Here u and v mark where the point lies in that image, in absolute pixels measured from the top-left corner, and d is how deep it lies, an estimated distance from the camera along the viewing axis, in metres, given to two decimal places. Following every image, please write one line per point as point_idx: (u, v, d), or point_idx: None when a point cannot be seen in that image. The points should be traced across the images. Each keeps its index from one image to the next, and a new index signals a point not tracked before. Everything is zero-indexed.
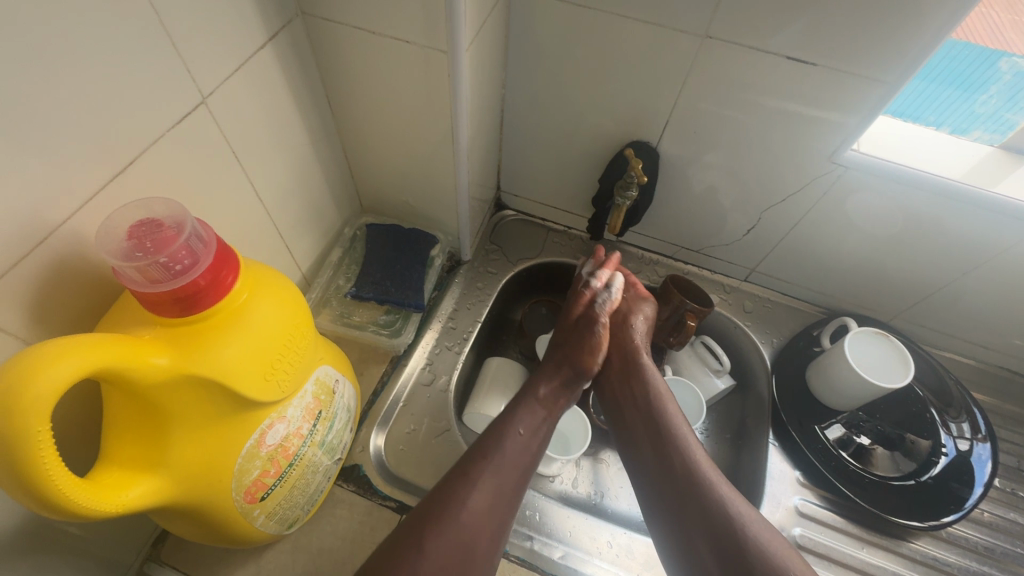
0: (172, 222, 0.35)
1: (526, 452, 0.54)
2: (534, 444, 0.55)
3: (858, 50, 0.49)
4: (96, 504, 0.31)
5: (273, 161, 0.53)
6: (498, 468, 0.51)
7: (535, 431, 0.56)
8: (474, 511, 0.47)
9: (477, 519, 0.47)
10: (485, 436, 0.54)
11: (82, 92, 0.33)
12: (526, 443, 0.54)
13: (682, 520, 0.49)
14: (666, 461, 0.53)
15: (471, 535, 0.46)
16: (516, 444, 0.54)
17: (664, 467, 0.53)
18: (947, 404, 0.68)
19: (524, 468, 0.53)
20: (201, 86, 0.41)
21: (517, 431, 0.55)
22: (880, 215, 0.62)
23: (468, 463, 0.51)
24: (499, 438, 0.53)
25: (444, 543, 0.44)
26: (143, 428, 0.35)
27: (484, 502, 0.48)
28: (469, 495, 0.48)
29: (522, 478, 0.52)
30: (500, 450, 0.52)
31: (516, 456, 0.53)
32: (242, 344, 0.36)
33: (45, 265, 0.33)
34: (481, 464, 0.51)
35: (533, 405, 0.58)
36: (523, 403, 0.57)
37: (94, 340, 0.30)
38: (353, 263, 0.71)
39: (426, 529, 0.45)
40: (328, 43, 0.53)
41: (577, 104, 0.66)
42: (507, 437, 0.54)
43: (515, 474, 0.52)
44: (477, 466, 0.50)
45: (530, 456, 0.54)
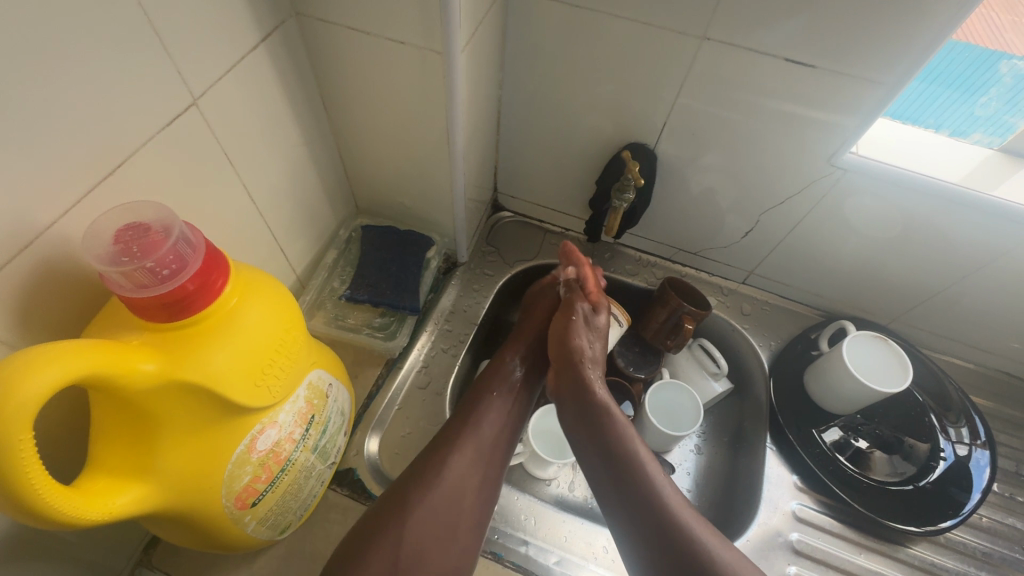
0: (161, 225, 0.34)
1: (505, 419, 0.57)
2: (509, 413, 0.57)
3: (858, 52, 0.49)
4: (81, 512, 0.31)
5: (267, 162, 0.52)
6: (475, 435, 0.54)
7: (507, 398, 0.58)
8: (457, 474, 0.51)
9: (460, 483, 0.51)
10: (468, 402, 0.57)
11: (70, 94, 0.32)
12: (507, 411, 0.57)
13: (630, 509, 0.48)
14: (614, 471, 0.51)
15: (453, 496, 0.50)
16: (490, 411, 0.56)
17: (613, 474, 0.50)
18: (946, 409, 0.68)
19: (497, 439, 0.55)
20: (193, 87, 0.41)
21: (494, 398, 0.57)
22: (879, 219, 0.62)
23: (452, 429, 0.54)
24: (479, 405, 0.56)
25: (431, 503, 0.49)
26: (130, 435, 0.34)
27: (466, 466, 0.52)
28: (453, 457, 0.52)
29: (496, 444, 0.54)
30: (482, 416, 0.55)
31: (495, 419, 0.56)
32: (231, 349, 0.36)
33: (31, 269, 0.33)
34: (462, 430, 0.54)
35: (505, 383, 0.59)
36: (496, 380, 0.59)
37: (81, 347, 0.29)
38: (348, 265, 0.71)
39: (413, 489, 0.49)
40: (322, 44, 0.52)
41: (575, 106, 0.66)
42: (485, 404, 0.56)
43: (497, 441, 0.55)
44: (459, 432, 0.54)
45: (505, 424, 0.56)
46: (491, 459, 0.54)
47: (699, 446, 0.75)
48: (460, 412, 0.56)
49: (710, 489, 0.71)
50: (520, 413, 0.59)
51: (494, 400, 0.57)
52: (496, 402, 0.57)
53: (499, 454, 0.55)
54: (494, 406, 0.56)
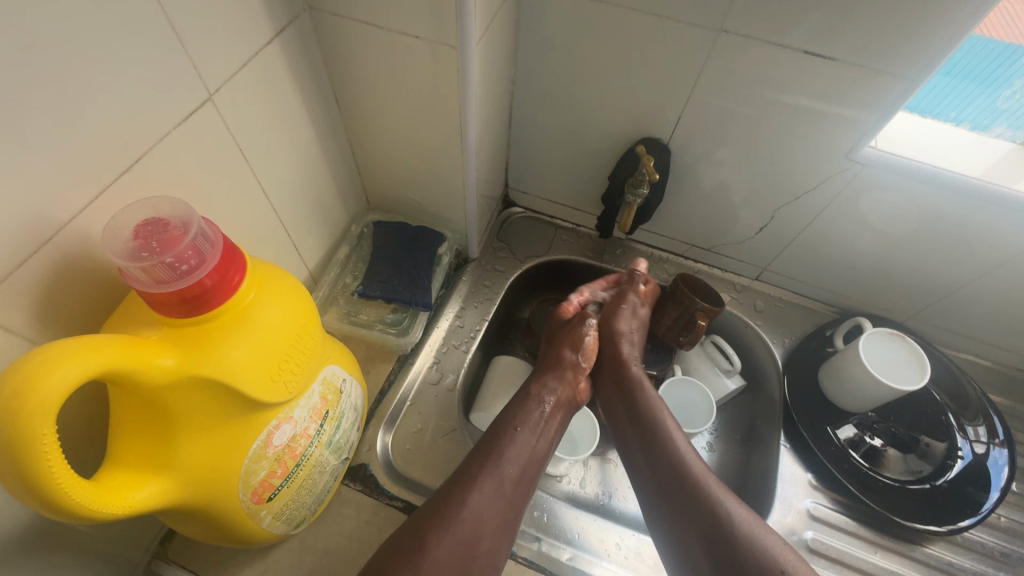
0: (178, 220, 0.34)
1: (530, 454, 0.53)
2: (534, 442, 0.54)
3: (879, 44, 0.48)
4: (101, 506, 0.31)
5: (280, 158, 0.52)
6: (497, 473, 0.50)
7: (536, 431, 0.55)
8: (477, 515, 0.47)
9: (484, 523, 0.47)
10: (487, 437, 0.54)
11: (87, 89, 0.32)
12: (532, 445, 0.54)
13: (681, 522, 0.47)
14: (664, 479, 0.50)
15: (476, 537, 0.46)
16: (517, 445, 0.53)
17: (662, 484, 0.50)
18: (963, 407, 0.67)
19: (520, 477, 0.51)
20: (208, 82, 0.40)
21: (515, 428, 0.54)
22: (897, 214, 0.61)
23: (470, 466, 0.50)
24: (502, 440, 0.53)
25: (450, 546, 0.44)
26: (149, 430, 0.34)
27: (488, 505, 0.48)
28: (472, 496, 0.48)
29: (522, 477, 0.51)
30: (505, 451, 0.52)
31: (518, 455, 0.52)
32: (248, 344, 0.36)
33: (51, 264, 0.33)
34: (479, 462, 0.51)
35: (530, 405, 0.57)
36: (524, 408, 0.56)
37: (101, 342, 0.29)
38: (360, 261, 0.71)
39: (429, 531, 0.45)
40: (335, 39, 0.52)
41: (588, 100, 0.65)
42: (508, 438, 0.53)
43: (523, 477, 0.52)
44: (479, 468, 0.50)
45: (531, 455, 0.53)
46: (515, 498, 0.50)
47: (711, 443, 0.74)
48: (481, 444, 0.53)
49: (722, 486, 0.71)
50: (545, 448, 0.55)
51: (518, 434, 0.54)
52: (520, 435, 0.54)
53: (521, 492, 0.51)
54: (522, 438, 0.54)
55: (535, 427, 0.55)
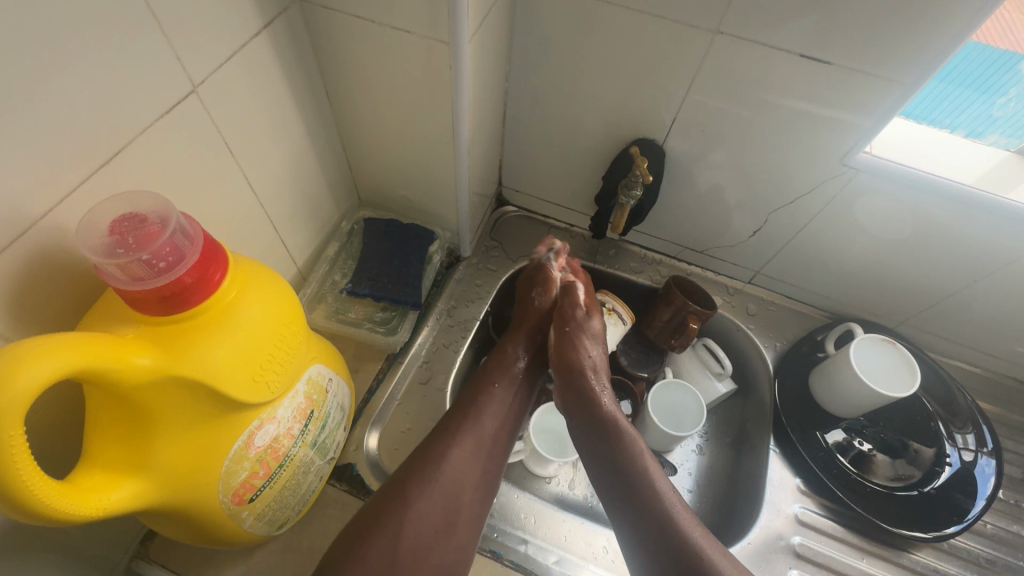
0: (158, 216, 0.33)
1: (506, 411, 0.55)
2: (510, 399, 0.56)
3: (876, 49, 0.48)
4: (73, 508, 0.30)
5: (268, 153, 0.51)
6: (476, 428, 0.52)
7: (512, 388, 0.57)
8: (461, 471, 0.49)
9: (464, 476, 0.49)
10: (465, 395, 0.55)
11: (65, 78, 0.31)
12: (509, 404, 0.56)
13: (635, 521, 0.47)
14: (625, 489, 0.49)
15: (459, 488, 0.48)
16: (495, 402, 0.55)
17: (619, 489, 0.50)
18: (953, 415, 0.67)
19: (500, 431, 0.54)
20: (193, 75, 0.40)
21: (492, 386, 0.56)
22: (889, 220, 0.61)
23: (448, 422, 0.52)
24: (482, 398, 0.55)
25: (431, 496, 0.47)
26: (125, 429, 0.33)
27: (467, 460, 0.50)
28: (454, 453, 0.50)
29: (500, 431, 0.54)
30: (485, 408, 0.54)
31: (495, 413, 0.54)
32: (231, 343, 0.35)
33: (25, 259, 0.32)
34: (460, 420, 0.53)
35: (503, 370, 0.58)
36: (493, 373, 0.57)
37: (74, 341, 0.28)
38: (350, 258, 0.70)
39: (412, 485, 0.47)
40: (326, 32, 0.51)
41: (582, 100, 0.64)
42: (485, 396, 0.55)
43: (499, 432, 0.54)
44: (458, 424, 0.52)
45: (508, 412, 0.56)
46: (495, 451, 0.53)
47: (700, 447, 0.74)
48: (458, 403, 0.55)
49: (710, 490, 0.71)
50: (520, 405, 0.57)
51: (495, 391, 0.56)
52: (497, 393, 0.56)
53: (501, 445, 0.53)
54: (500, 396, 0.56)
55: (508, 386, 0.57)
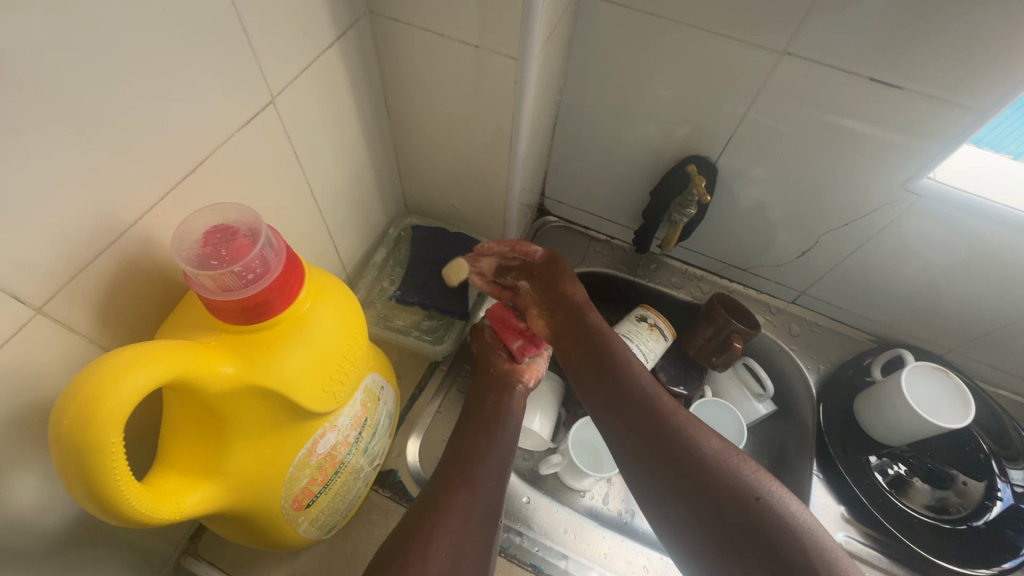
0: (246, 228, 0.34)
1: (497, 454, 0.54)
2: (499, 442, 0.55)
3: (951, 75, 0.47)
4: (155, 513, 0.30)
5: (329, 160, 0.52)
6: (466, 475, 0.50)
7: (495, 429, 0.56)
8: (463, 510, 0.47)
9: (462, 519, 0.46)
10: (451, 449, 0.54)
11: (158, 87, 0.32)
12: (499, 445, 0.55)
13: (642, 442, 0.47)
14: (629, 408, 0.50)
15: (464, 528, 0.46)
16: (482, 448, 0.54)
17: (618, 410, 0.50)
18: (1004, 448, 0.65)
19: (492, 473, 0.51)
20: (272, 85, 0.40)
21: (478, 434, 0.55)
22: (947, 246, 0.59)
23: (439, 476, 0.51)
24: (478, 439, 0.55)
25: (434, 546, 0.43)
26: (202, 436, 0.34)
27: (463, 504, 0.47)
28: (453, 493, 0.48)
29: (496, 471, 0.52)
30: (479, 449, 0.53)
31: (484, 456, 0.53)
32: (303, 354, 0.35)
33: (115, 265, 0.33)
34: (450, 471, 0.51)
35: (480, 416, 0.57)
36: (477, 417, 0.57)
37: (169, 350, 0.29)
38: (397, 264, 0.70)
39: (412, 540, 0.43)
40: (392, 44, 0.52)
41: (635, 115, 0.64)
42: (473, 445, 0.54)
43: (499, 469, 0.52)
44: (448, 475, 0.50)
45: (500, 452, 0.54)
46: (493, 494, 0.50)
47: None
48: (456, 448, 0.54)
49: None
50: (509, 444, 0.56)
51: (479, 439, 0.55)
52: (482, 441, 0.54)
53: (496, 488, 0.51)
54: (485, 441, 0.54)
55: (492, 429, 0.56)
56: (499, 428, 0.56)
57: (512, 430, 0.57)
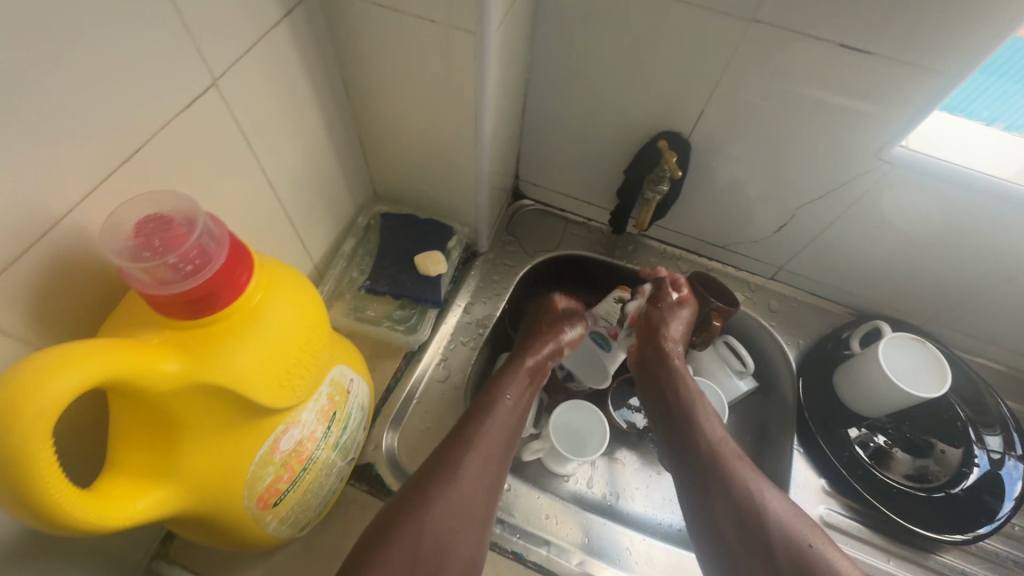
0: (182, 217, 0.32)
1: (515, 417, 0.55)
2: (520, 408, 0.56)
3: (922, 39, 0.46)
4: (99, 520, 0.29)
5: (287, 147, 0.50)
6: (487, 433, 0.52)
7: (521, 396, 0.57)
8: (477, 472, 0.49)
9: (476, 481, 0.48)
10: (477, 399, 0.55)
11: (82, 70, 0.30)
12: (518, 407, 0.56)
13: (717, 501, 0.50)
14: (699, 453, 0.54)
15: (474, 488, 0.48)
16: (505, 408, 0.55)
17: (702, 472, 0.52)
18: (981, 416, 0.65)
19: (511, 437, 0.54)
20: (213, 67, 0.38)
21: (505, 397, 0.56)
22: (920, 216, 0.59)
23: (463, 428, 0.52)
24: (492, 406, 0.54)
25: (449, 502, 0.46)
26: (151, 437, 0.32)
27: (481, 467, 0.49)
28: (463, 463, 0.49)
29: (512, 439, 0.54)
30: (491, 419, 0.53)
31: (507, 419, 0.54)
32: (257, 348, 0.34)
33: (46, 261, 0.31)
34: (471, 425, 0.52)
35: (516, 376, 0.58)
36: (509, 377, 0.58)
37: (101, 348, 0.27)
38: (367, 254, 0.68)
39: (429, 488, 0.47)
40: (345, 21, 0.49)
41: (605, 91, 0.63)
42: (497, 404, 0.55)
43: (512, 437, 0.54)
44: (472, 430, 0.52)
45: (518, 420, 0.55)
46: (506, 458, 0.52)
47: None
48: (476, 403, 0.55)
49: None
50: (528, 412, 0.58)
51: (505, 399, 0.56)
52: (507, 399, 0.56)
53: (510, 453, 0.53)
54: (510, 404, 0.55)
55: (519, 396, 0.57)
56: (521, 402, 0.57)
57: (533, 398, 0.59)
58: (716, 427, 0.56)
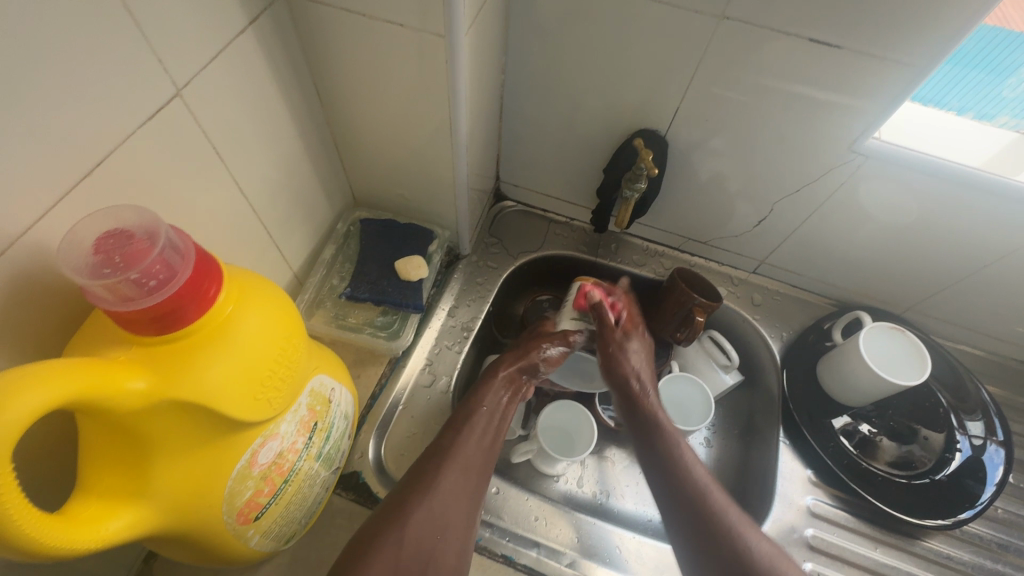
0: (145, 231, 0.32)
1: (493, 427, 0.54)
2: (498, 419, 0.55)
3: (889, 32, 0.46)
4: (68, 543, 0.28)
5: (259, 156, 0.49)
6: (464, 444, 0.51)
7: (496, 411, 0.56)
8: (454, 484, 0.48)
9: (453, 492, 0.48)
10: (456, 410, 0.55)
11: (37, 83, 0.29)
12: (496, 418, 0.55)
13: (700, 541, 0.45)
14: (678, 491, 0.49)
15: (450, 501, 0.47)
16: (484, 418, 0.54)
17: (685, 510, 0.47)
18: (962, 402, 0.66)
19: (489, 446, 0.53)
20: (176, 77, 0.37)
21: (481, 407, 0.55)
22: (895, 206, 0.59)
23: (441, 440, 0.51)
24: (470, 417, 0.54)
25: (428, 512, 0.46)
26: (122, 456, 0.32)
27: (459, 480, 0.49)
28: (443, 472, 0.48)
29: (488, 451, 0.53)
30: (467, 431, 0.52)
31: (484, 430, 0.53)
32: (228, 362, 0.33)
33: (7, 280, 0.30)
34: (450, 436, 0.52)
35: (493, 387, 0.57)
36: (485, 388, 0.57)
37: (64, 367, 0.27)
38: (347, 261, 0.68)
39: (409, 497, 0.46)
40: (313, 26, 0.49)
41: (581, 91, 0.63)
42: (475, 415, 0.54)
43: (487, 452, 0.52)
44: (451, 440, 0.51)
45: (496, 430, 0.55)
46: (485, 469, 0.51)
47: (709, 439, 0.73)
48: (452, 416, 0.54)
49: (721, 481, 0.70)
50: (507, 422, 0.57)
51: (481, 411, 0.55)
52: (484, 410, 0.55)
53: (488, 464, 0.52)
54: (487, 413, 0.55)
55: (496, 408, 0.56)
56: (499, 415, 0.56)
57: (513, 409, 0.58)
58: (695, 465, 0.51)
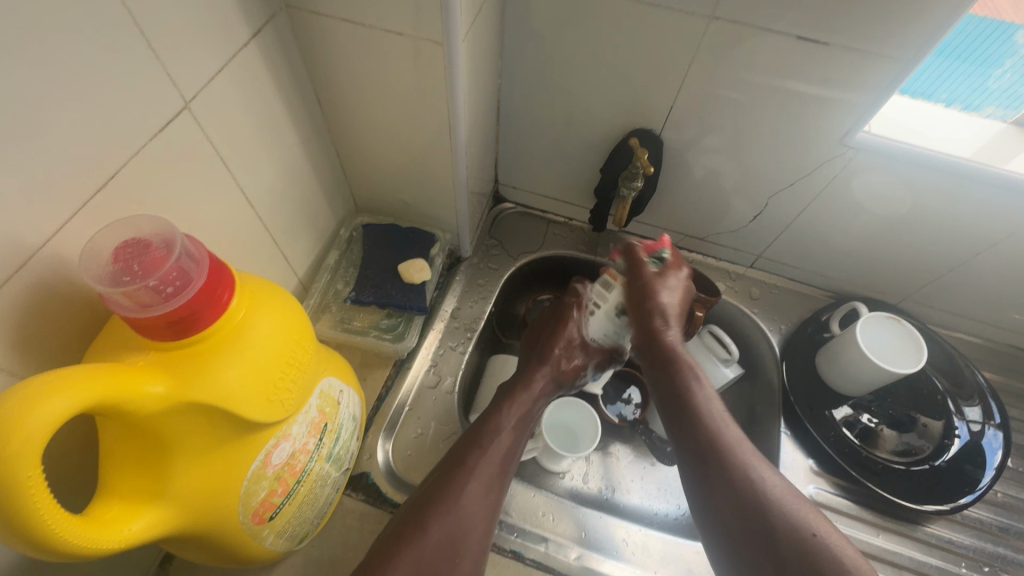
0: (161, 240, 0.33)
1: (515, 440, 0.55)
2: (521, 434, 0.56)
3: (875, 28, 0.47)
4: (92, 544, 0.29)
5: (263, 164, 0.50)
6: (486, 460, 0.51)
7: (523, 421, 0.57)
8: (473, 502, 0.48)
9: (472, 511, 0.48)
10: (480, 422, 0.55)
11: (53, 101, 0.30)
12: (519, 429, 0.56)
13: (719, 494, 0.44)
14: (699, 440, 0.48)
15: (466, 521, 0.47)
16: (506, 434, 0.54)
17: (705, 461, 0.46)
18: (959, 388, 0.68)
19: (509, 459, 0.53)
20: (184, 90, 0.39)
21: (508, 422, 0.55)
22: (888, 198, 0.61)
23: (465, 454, 0.51)
24: (495, 433, 0.54)
25: (443, 531, 0.45)
26: (142, 458, 0.33)
27: (479, 500, 0.49)
28: (464, 490, 0.48)
29: (509, 466, 0.53)
30: (491, 447, 0.53)
31: (506, 444, 0.54)
32: (241, 365, 0.34)
33: (29, 291, 0.32)
34: (475, 452, 0.52)
35: (519, 397, 0.58)
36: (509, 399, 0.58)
37: (87, 373, 0.28)
38: (351, 265, 0.69)
39: (428, 514, 0.46)
40: (314, 37, 0.50)
41: (576, 93, 0.64)
42: (498, 429, 0.54)
43: (505, 467, 0.52)
44: (475, 456, 0.51)
45: (517, 445, 0.55)
46: (503, 484, 0.51)
47: None
48: (474, 430, 0.54)
49: None
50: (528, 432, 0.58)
51: (505, 424, 0.55)
52: (509, 421, 0.56)
53: (506, 480, 0.52)
54: (510, 426, 0.55)
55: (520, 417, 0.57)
56: (523, 425, 0.57)
57: (534, 419, 0.59)
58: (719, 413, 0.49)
